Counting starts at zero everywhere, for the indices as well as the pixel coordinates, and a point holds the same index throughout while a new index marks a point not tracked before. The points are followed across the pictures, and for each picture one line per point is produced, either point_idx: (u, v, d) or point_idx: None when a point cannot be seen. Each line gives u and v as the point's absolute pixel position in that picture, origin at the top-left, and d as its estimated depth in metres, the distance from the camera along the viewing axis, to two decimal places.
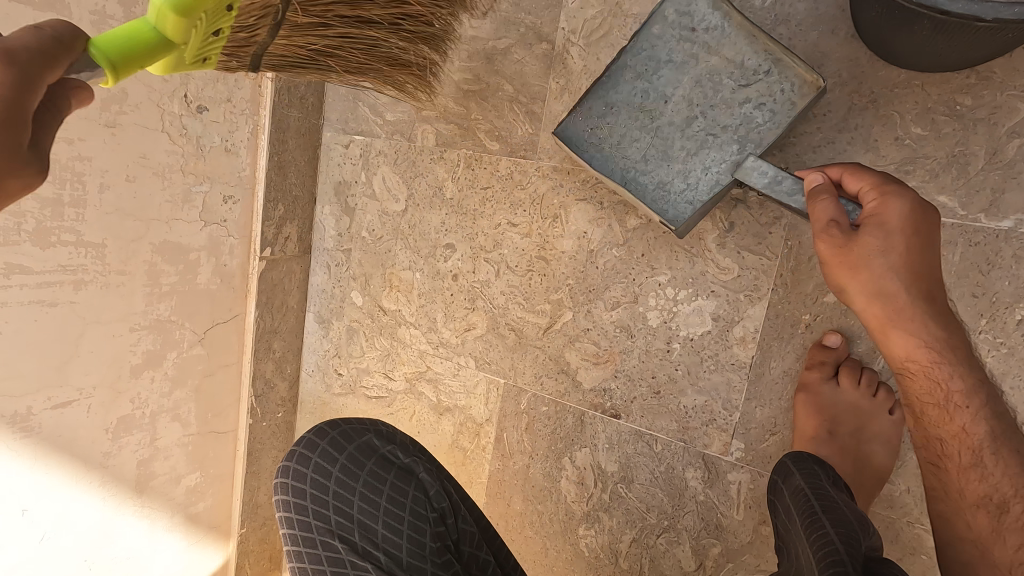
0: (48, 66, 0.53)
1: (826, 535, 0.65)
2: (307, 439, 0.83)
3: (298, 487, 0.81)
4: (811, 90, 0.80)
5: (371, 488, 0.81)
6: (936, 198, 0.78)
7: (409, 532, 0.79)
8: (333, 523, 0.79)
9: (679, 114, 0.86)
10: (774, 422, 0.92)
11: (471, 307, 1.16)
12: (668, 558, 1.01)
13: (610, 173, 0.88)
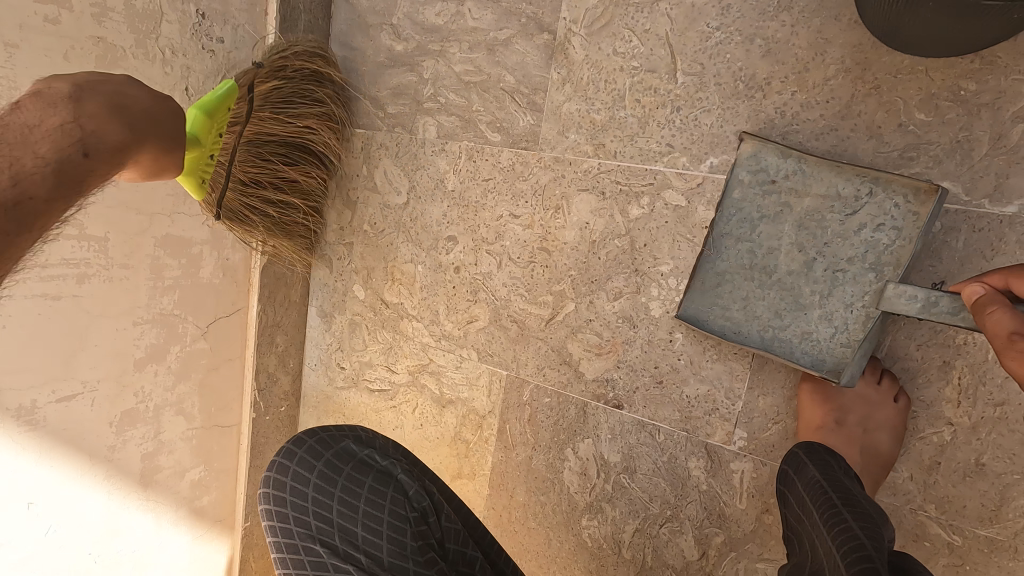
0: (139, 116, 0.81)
1: (848, 526, 0.63)
2: (285, 448, 0.83)
3: (278, 495, 0.80)
4: (927, 194, 0.75)
5: (349, 492, 0.81)
6: (940, 183, 0.78)
7: (390, 534, 0.78)
8: (313, 528, 0.78)
9: (796, 261, 0.85)
10: (777, 410, 0.91)
11: (473, 299, 1.16)
12: (671, 547, 1.01)
13: (749, 337, 0.89)
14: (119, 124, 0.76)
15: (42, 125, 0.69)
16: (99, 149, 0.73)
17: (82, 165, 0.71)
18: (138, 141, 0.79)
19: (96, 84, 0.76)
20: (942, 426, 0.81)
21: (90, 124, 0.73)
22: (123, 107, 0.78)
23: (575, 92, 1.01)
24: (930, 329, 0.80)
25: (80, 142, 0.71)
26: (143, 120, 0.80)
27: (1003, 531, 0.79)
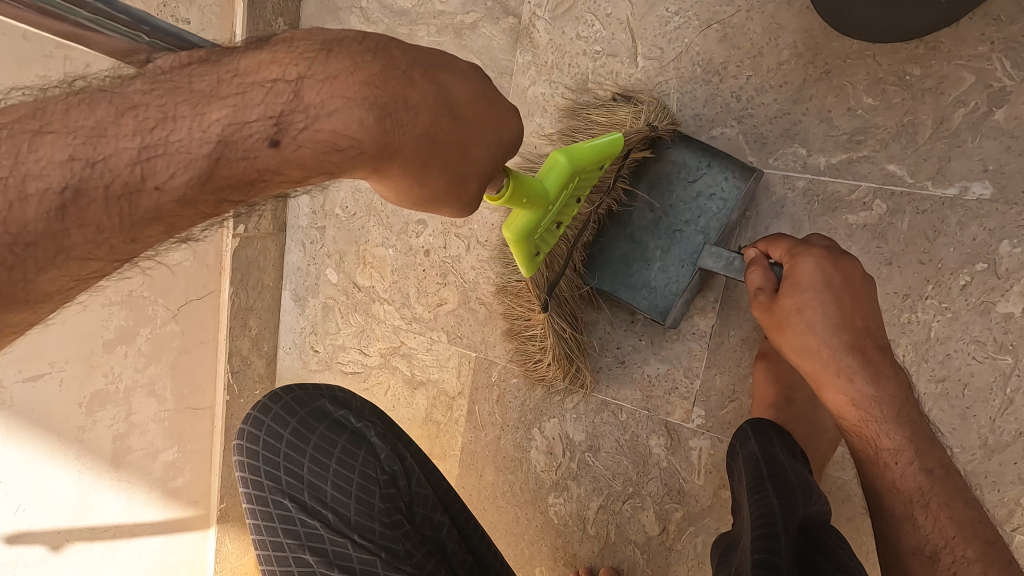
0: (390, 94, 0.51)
1: (765, 494, 0.65)
2: (260, 404, 0.85)
3: (251, 449, 0.84)
4: (748, 174, 0.84)
5: (321, 450, 0.82)
6: (885, 166, 0.80)
7: (359, 496, 0.80)
8: (283, 483, 0.81)
9: (647, 218, 0.93)
10: (732, 388, 0.93)
11: (443, 282, 1.18)
12: (633, 523, 1.04)
13: (601, 280, 0.97)
14: (409, 109, 0.52)
15: (266, 68, 0.49)
16: (294, 133, 0.49)
17: (262, 158, 0.48)
18: (395, 153, 0.53)
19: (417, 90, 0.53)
20: None
21: (318, 99, 0.49)
22: (405, 100, 0.52)
23: (540, 76, 1.03)
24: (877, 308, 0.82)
25: (286, 118, 0.48)
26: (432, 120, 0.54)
27: None
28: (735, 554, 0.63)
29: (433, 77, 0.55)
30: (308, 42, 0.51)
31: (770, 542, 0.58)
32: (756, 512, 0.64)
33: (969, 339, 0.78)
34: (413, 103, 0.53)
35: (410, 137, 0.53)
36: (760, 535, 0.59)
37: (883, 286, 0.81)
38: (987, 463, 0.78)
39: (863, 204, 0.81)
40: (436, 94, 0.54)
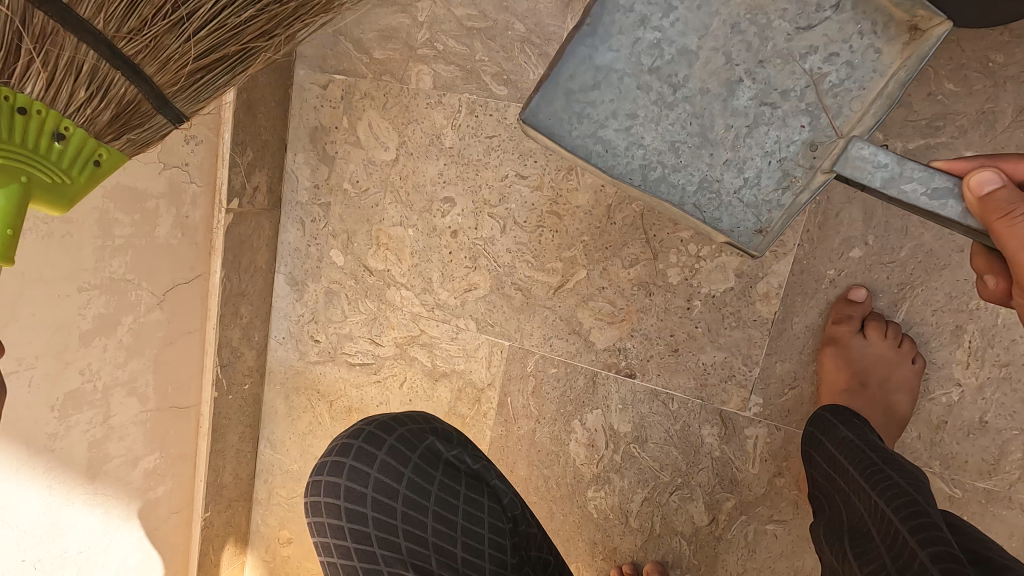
0: None
1: (895, 484, 0.60)
2: (364, 452, 0.78)
3: (358, 511, 0.77)
4: (894, 32, 0.66)
5: (443, 506, 0.78)
6: (963, 153, 0.80)
7: (489, 552, 0.78)
8: (404, 551, 0.76)
9: (716, 78, 0.71)
10: (793, 376, 0.92)
11: (473, 266, 1.09)
12: (681, 514, 1.01)
13: (631, 173, 0.73)
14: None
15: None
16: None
17: None
18: None
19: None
20: (951, 387, 0.84)
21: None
22: None
23: None
24: (946, 294, 0.83)
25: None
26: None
27: (999, 483, 0.84)
28: (884, 555, 0.56)
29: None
30: None
31: (943, 541, 0.52)
32: (895, 507, 0.58)
33: None
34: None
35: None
36: (923, 535, 0.53)
37: (955, 273, 0.82)
38: None
39: None
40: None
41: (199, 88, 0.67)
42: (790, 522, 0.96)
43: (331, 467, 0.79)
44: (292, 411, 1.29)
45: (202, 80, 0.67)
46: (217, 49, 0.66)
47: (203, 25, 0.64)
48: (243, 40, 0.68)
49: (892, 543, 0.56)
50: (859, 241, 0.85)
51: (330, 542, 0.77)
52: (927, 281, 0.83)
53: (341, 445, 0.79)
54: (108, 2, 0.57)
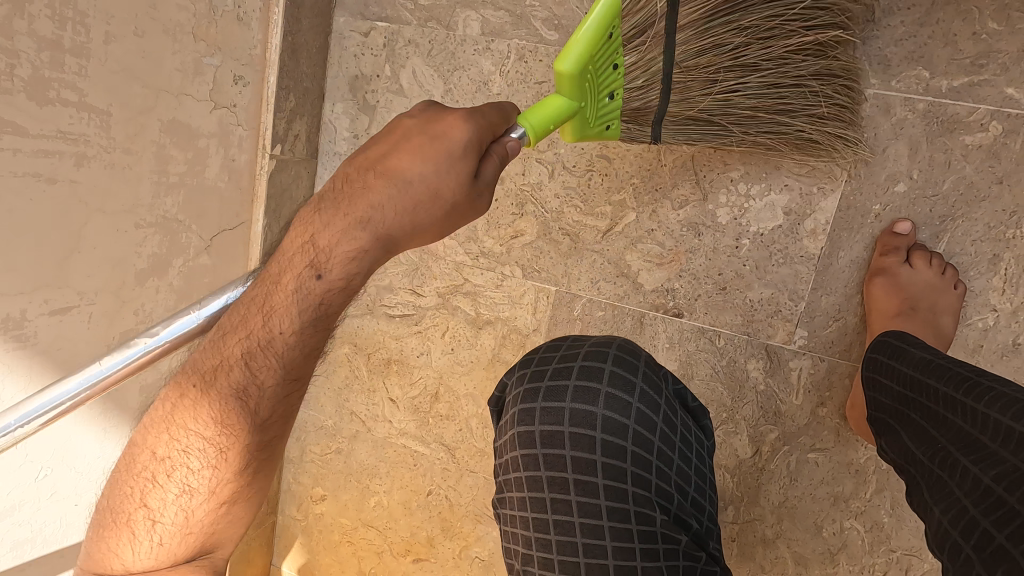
0: (398, 154, 0.62)
1: (985, 384, 0.62)
2: (622, 379, 0.73)
3: (618, 445, 0.72)
4: None
5: (685, 443, 0.76)
6: (1005, 89, 0.85)
7: (708, 492, 0.77)
8: (653, 490, 0.71)
9: None
10: (838, 308, 0.96)
11: (519, 212, 1.10)
12: (725, 448, 1.05)
13: None
14: (356, 241, 0.62)
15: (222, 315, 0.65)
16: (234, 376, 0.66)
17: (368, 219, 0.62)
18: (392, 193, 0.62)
19: (381, 182, 0.62)
20: (988, 312, 0.90)
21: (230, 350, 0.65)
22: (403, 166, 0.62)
23: None
24: (985, 225, 0.88)
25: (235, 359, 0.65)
26: (391, 181, 0.62)
27: None
28: (987, 443, 0.57)
29: (394, 158, 0.62)
30: (404, 167, 0.62)
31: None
32: (995, 406, 0.58)
33: None
34: (379, 195, 0.62)
35: (369, 245, 0.63)
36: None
37: (994, 204, 0.87)
38: None
39: (980, 125, 0.86)
40: (396, 174, 0.62)
41: (680, 128, 0.90)
42: (832, 450, 1.00)
43: (582, 395, 0.73)
44: (327, 366, 1.29)
45: (687, 131, 0.91)
46: (729, 99, 0.88)
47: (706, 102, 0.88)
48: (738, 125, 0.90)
49: (993, 432, 0.57)
50: (903, 176, 0.90)
51: (569, 479, 0.72)
52: (968, 213, 0.88)
53: (592, 370, 0.74)
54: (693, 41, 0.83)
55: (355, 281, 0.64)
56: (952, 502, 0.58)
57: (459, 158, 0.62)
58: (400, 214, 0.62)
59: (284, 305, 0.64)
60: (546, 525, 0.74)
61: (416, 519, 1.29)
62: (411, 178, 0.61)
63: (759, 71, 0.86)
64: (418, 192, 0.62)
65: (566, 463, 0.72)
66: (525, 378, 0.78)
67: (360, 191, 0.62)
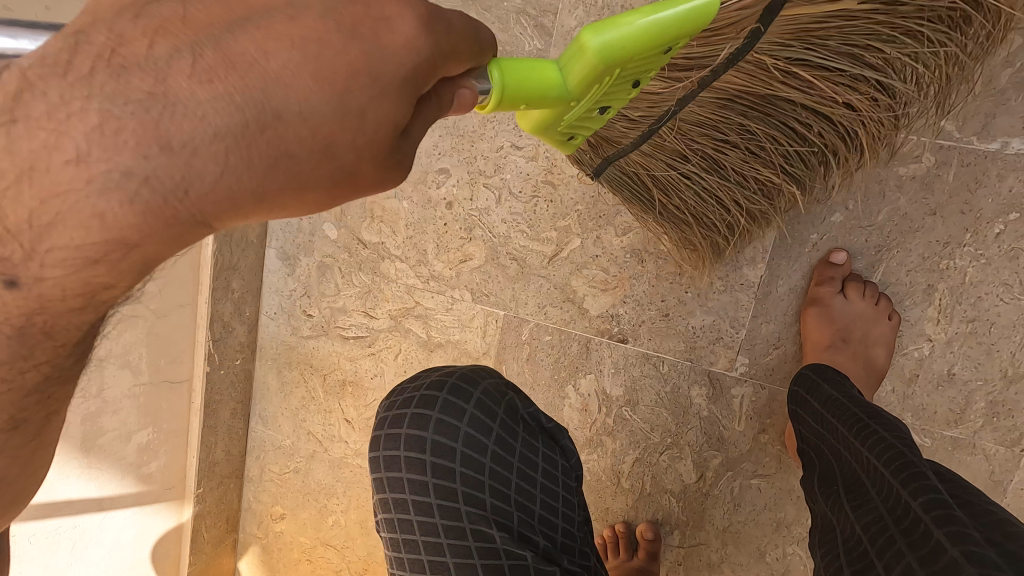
0: (281, 47, 0.40)
1: (879, 435, 0.66)
2: (453, 404, 0.76)
3: (446, 466, 0.74)
4: None
5: (527, 462, 0.77)
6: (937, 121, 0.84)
7: (563, 509, 0.78)
8: (488, 509, 0.73)
9: None
10: (777, 336, 0.96)
11: (467, 237, 1.10)
12: (670, 472, 1.06)
13: None
14: (159, 206, 0.38)
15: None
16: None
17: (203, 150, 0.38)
18: (268, 119, 0.40)
19: (205, 86, 0.38)
20: (922, 342, 0.90)
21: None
22: (292, 82, 0.40)
23: (589, 17, 0.97)
24: (919, 256, 0.88)
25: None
26: (242, 89, 0.39)
27: (965, 431, 0.91)
28: (874, 497, 0.61)
29: (251, 36, 0.40)
30: (300, 77, 0.41)
31: (924, 481, 0.57)
32: (883, 459, 0.62)
33: (998, 283, 0.86)
34: (198, 105, 0.37)
35: (129, 220, 0.37)
36: (907, 479, 0.58)
37: (927, 235, 0.87)
38: (1006, 392, 0.88)
39: (914, 156, 0.86)
40: (248, 73, 0.39)
41: (622, 166, 0.89)
42: (773, 476, 1.01)
43: (417, 421, 0.76)
44: (284, 386, 1.29)
45: (628, 175, 0.90)
46: (683, 174, 0.87)
47: (659, 166, 0.87)
48: (663, 196, 0.91)
49: (879, 487, 0.61)
50: (840, 206, 0.90)
51: (410, 499, 0.75)
52: (903, 243, 0.88)
53: (428, 397, 0.77)
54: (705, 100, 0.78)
55: (97, 277, 0.40)
56: (835, 545, 0.63)
57: (384, 92, 0.44)
58: (280, 159, 0.41)
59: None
60: (398, 544, 0.76)
61: (372, 538, 1.30)
62: (309, 100, 0.41)
63: (731, 155, 0.84)
64: (310, 124, 0.41)
65: (406, 483, 0.75)
66: (383, 404, 0.81)
67: (153, 89, 0.37)
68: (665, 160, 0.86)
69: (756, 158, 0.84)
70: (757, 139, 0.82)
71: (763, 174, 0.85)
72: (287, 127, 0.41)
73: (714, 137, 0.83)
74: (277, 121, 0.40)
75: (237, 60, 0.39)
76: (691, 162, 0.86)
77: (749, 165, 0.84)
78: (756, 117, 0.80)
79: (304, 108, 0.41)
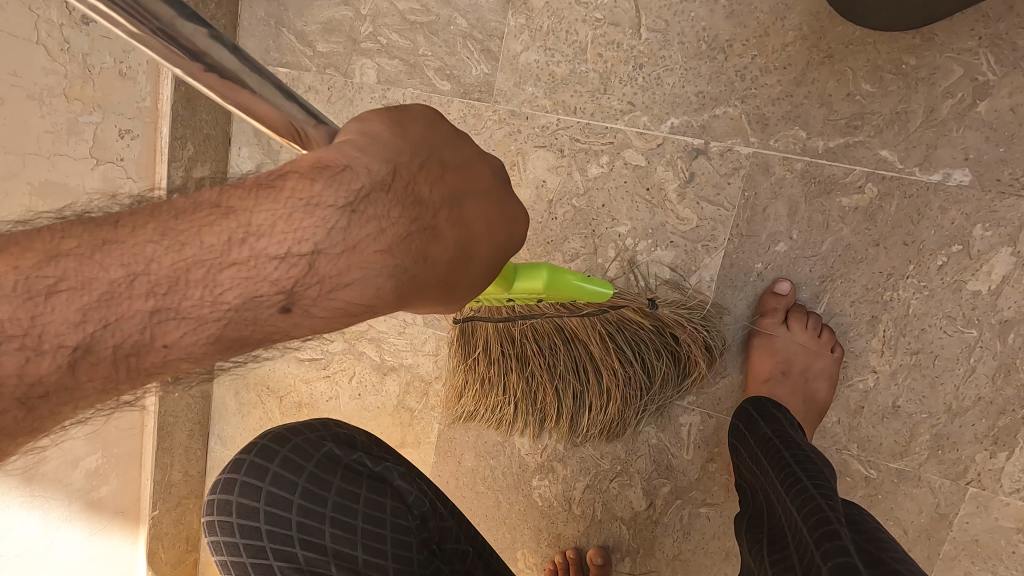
0: (477, 211, 0.50)
1: (801, 484, 0.64)
2: (255, 464, 0.74)
3: (251, 525, 0.73)
4: None
5: (343, 510, 0.75)
6: (879, 151, 0.83)
7: (395, 552, 0.75)
8: (302, 561, 0.72)
9: None
10: (724, 365, 0.96)
11: None
12: (621, 499, 1.05)
13: None
14: (362, 291, 0.43)
15: (182, 224, 0.40)
16: (48, 369, 0.37)
17: (413, 274, 0.45)
18: (448, 267, 0.47)
19: (433, 226, 0.46)
20: (867, 373, 0.89)
21: (70, 318, 0.37)
22: (474, 242, 0.49)
23: (534, 42, 0.95)
24: (863, 287, 0.87)
25: (85, 338, 0.37)
26: (457, 232, 0.48)
27: (910, 463, 0.90)
28: (794, 554, 0.60)
29: (462, 203, 0.49)
30: (475, 247, 0.50)
31: (836, 543, 0.55)
32: (804, 517, 0.60)
33: (941, 315, 0.85)
34: (444, 238, 0.47)
35: (379, 292, 0.43)
36: (824, 543, 0.56)
37: (870, 266, 0.86)
38: (950, 425, 0.87)
39: (857, 186, 0.85)
40: (459, 228, 0.48)
41: (479, 330, 1.00)
42: (722, 505, 1.00)
43: (224, 486, 0.74)
44: (241, 407, 1.28)
45: (475, 337, 1.01)
46: (511, 360, 1.01)
47: (495, 344, 1.01)
48: (480, 367, 1.03)
49: (798, 543, 0.60)
50: (784, 236, 0.89)
51: (227, 560, 0.74)
52: (847, 274, 0.87)
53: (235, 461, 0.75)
54: (560, 319, 0.95)
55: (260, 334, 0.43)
56: None
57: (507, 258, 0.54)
58: (434, 292, 0.48)
59: (229, 304, 0.41)
60: None
61: None
62: (480, 257, 0.50)
63: (550, 359, 1.00)
64: (468, 267, 0.49)
65: (219, 547, 0.74)
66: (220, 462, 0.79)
67: (409, 218, 0.45)
68: (499, 343, 1.00)
69: (566, 369, 1.00)
70: (569, 359, 0.99)
71: (564, 382, 1.01)
72: (457, 270, 0.49)
73: (536, 346, 0.99)
74: (452, 264, 0.48)
75: (455, 214, 0.48)
76: (511, 363, 1.01)
77: (553, 374, 1.01)
78: (579, 347, 0.98)
79: (470, 258, 0.49)
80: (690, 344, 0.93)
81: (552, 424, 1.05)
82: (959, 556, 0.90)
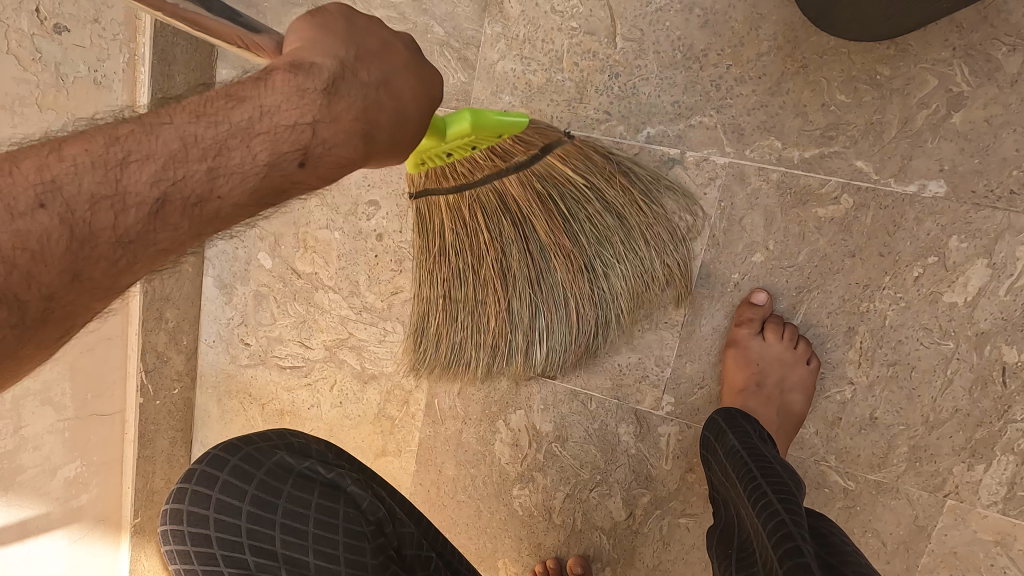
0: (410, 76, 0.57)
1: (768, 499, 0.62)
2: (205, 473, 0.75)
3: (201, 533, 0.74)
4: None
5: (293, 516, 0.74)
6: (854, 162, 0.83)
7: (348, 556, 0.74)
8: (253, 567, 0.73)
9: None
10: (702, 375, 0.95)
11: (398, 269, 1.09)
12: (600, 509, 1.05)
13: None
14: (348, 151, 0.54)
15: (209, 110, 0.50)
16: (134, 218, 0.46)
17: (352, 140, 0.54)
18: (385, 132, 0.56)
19: (363, 85, 0.54)
20: (845, 385, 0.89)
21: (144, 179, 0.46)
22: (401, 96, 0.57)
23: (511, 51, 0.95)
24: (839, 298, 0.86)
25: (161, 193, 0.47)
26: (393, 104, 0.56)
27: (888, 475, 0.89)
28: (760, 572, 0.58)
29: (383, 71, 0.56)
30: (398, 101, 0.56)
31: (797, 556, 0.54)
32: (770, 531, 0.59)
33: (918, 326, 0.84)
34: (382, 106, 0.55)
35: (357, 147, 0.54)
36: (786, 557, 0.55)
37: (846, 277, 0.85)
38: (928, 437, 0.86)
39: (832, 197, 0.84)
40: (391, 94, 0.56)
41: (429, 224, 0.90)
42: (701, 516, 0.99)
43: (176, 495, 0.75)
44: (224, 415, 1.28)
45: (426, 233, 0.91)
46: (461, 268, 0.91)
47: (445, 228, 0.89)
48: (428, 265, 0.94)
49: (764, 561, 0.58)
50: (760, 247, 0.88)
51: (181, 567, 0.75)
52: (823, 285, 0.87)
53: (188, 472, 0.76)
54: (502, 200, 0.86)
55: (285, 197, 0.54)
56: None
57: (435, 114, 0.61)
58: (358, 141, 0.54)
59: (263, 162, 0.50)
60: None
61: None
62: (415, 117, 0.58)
63: (502, 266, 0.90)
64: (404, 127, 0.58)
65: (173, 555, 0.75)
66: None
67: (353, 92, 0.54)
68: (451, 247, 0.90)
69: (512, 274, 0.91)
70: (519, 249, 0.89)
71: (515, 275, 0.91)
72: (388, 130, 0.56)
73: (482, 247, 0.89)
74: (387, 123, 0.56)
75: (378, 85, 0.55)
76: (461, 269, 0.92)
77: (502, 279, 0.91)
78: (522, 240, 0.89)
79: (408, 119, 0.58)
80: (624, 204, 0.87)
81: (506, 362, 0.98)
82: (939, 569, 0.89)
